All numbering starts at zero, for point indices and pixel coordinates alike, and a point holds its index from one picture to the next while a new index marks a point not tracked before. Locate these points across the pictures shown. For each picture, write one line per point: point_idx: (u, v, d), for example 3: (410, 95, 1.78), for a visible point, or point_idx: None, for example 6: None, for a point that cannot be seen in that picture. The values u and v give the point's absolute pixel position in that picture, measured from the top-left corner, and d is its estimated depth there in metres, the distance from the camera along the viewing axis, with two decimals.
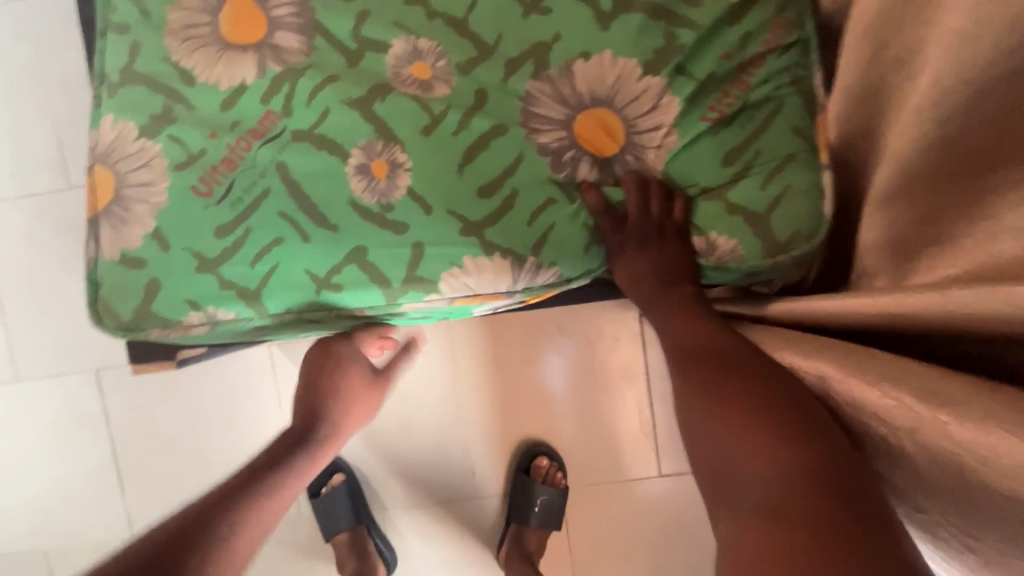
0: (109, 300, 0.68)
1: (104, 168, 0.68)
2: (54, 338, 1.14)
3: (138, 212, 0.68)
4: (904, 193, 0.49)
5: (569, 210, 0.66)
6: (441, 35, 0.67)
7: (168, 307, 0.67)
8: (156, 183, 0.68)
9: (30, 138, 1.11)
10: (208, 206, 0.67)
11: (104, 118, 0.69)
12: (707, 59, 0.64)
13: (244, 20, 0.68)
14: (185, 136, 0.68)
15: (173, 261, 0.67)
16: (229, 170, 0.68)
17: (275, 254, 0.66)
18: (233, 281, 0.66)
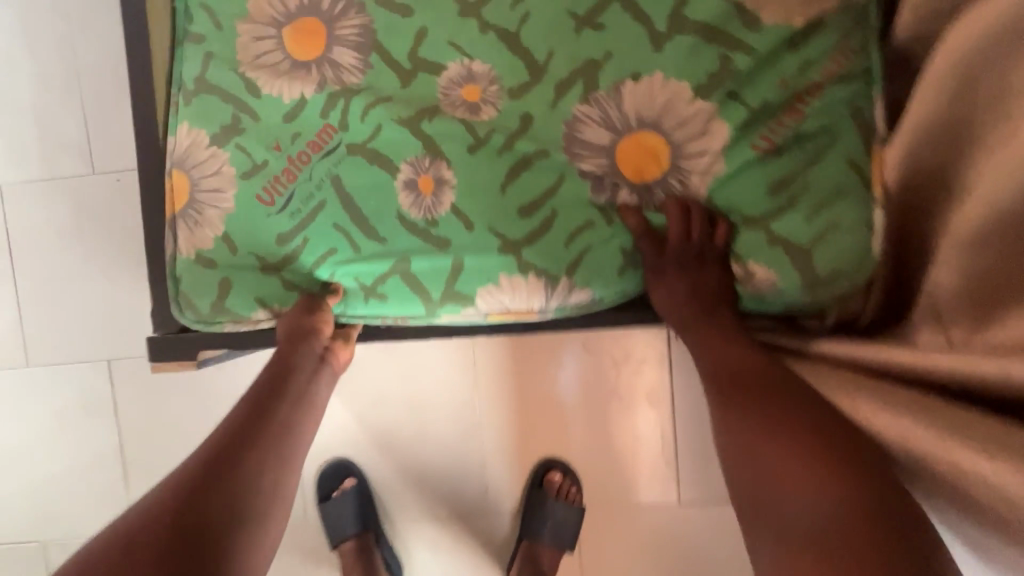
0: (188, 296, 0.69)
1: (182, 174, 0.69)
2: (68, 325, 1.12)
3: (211, 217, 0.69)
4: (972, 243, 0.48)
5: (607, 232, 0.64)
6: (493, 47, 0.65)
7: (240, 304, 0.68)
8: (225, 191, 0.68)
9: (58, 121, 1.09)
10: (271, 214, 0.68)
11: (181, 124, 0.69)
12: (764, 87, 0.61)
13: (305, 39, 0.67)
14: (250, 145, 0.68)
15: (243, 264, 0.69)
16: (290, 181, 0.68)
17: (330, 263, 0.67)
18: (297, 284, 0.68)
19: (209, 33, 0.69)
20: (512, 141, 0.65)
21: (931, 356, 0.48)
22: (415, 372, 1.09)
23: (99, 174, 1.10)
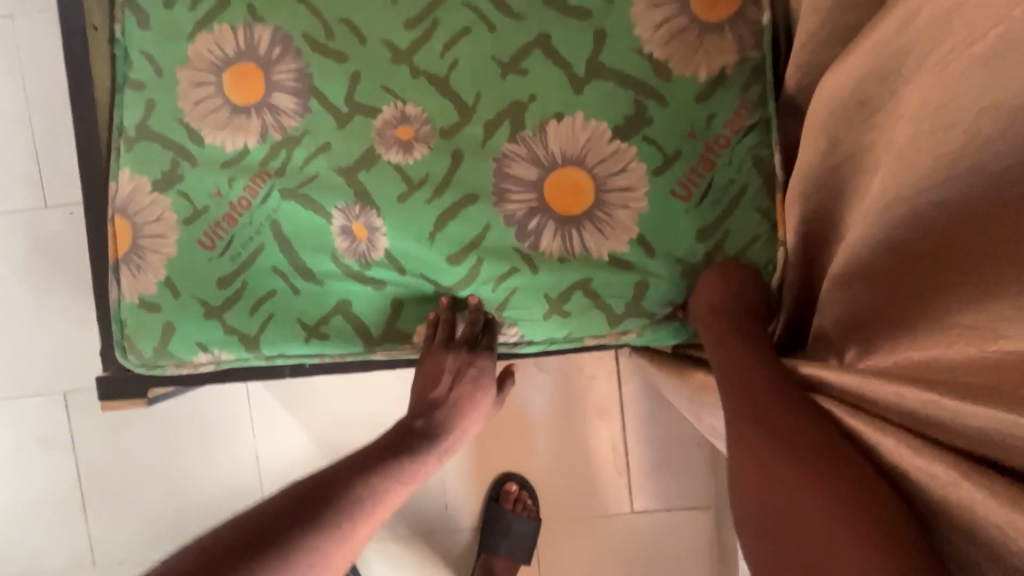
0: (133, 339, 0.71)
1: (123, 220, 0.72)
2: (23, 359, 1.12)
3: (153, 261, 0.71)
4: (861, 278, 0.51)
5: (534, 277, 0.68)
6: (424, 94, 0.68)
7: (182, 349, 0.71)
8: (168, 235, 0.71)
9: (9, 154, 1.10)
10: (212, 259, 0.71)
11: (122, 171, 0.72)
12: (674, 133, 0.66)
13: (242, 85, 0.70)
14: (192, 191, 0.71)
15: (185, 308, 0.71)
16: (230, 227, 0.71)
17: (269, 305, 0.70)
18: (235, 327, 0.70)
19: (154, 81, 0.73)
20: (446, 179, 0.68)
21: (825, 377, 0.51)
22: (369, 394, 1.11)
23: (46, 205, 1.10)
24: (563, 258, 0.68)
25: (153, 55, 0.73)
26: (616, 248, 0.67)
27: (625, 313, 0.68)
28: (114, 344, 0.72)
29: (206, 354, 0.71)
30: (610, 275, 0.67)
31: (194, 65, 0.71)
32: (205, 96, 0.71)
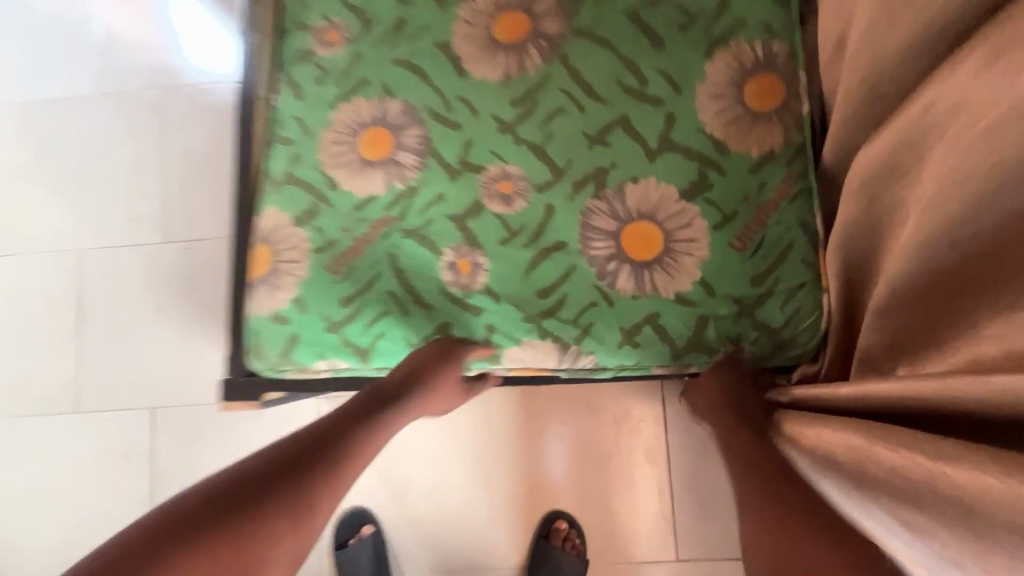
0: (261, 345, 0.83)
1: (266, 246, 0.87)
2: (127, 374, 1.25)
3: (287, 281, 0.85)
4: (903, 300, 0.62)
5: (610, 310, 0.79)
6: (524, 159, 0.84)
7: (304, 356, 0.82)
8: (302, 261, 0.85)
9: (149, 198, 1.30)
10: (336, 282, 0.84)
11: (268, 208, 0.88)
12: (731, 197, 0.80)
13: (376, 145, 0.88)
14: (325, 227, 0.86)
15: (310, 322, 0.83)
16: (355, 257, 0.84)
17: (381, 324, 0.82)
18: (354, 340, 0.82)
19: (303, 140, 0.91)
20: (539, 225, 0.82)
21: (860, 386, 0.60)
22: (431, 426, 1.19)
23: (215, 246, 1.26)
24: (636, 295, 0.79)
25: (308, 121, 0.92)
26: (681, 289, 0.79)
27: (687, 346, 0.79)
28: (244, 348, 0.84)
29: (324, 362, 0.83)
30: (675, 312, 0.79)
31: (340, 130, 0.90)
32: (347, 154, 0.89)
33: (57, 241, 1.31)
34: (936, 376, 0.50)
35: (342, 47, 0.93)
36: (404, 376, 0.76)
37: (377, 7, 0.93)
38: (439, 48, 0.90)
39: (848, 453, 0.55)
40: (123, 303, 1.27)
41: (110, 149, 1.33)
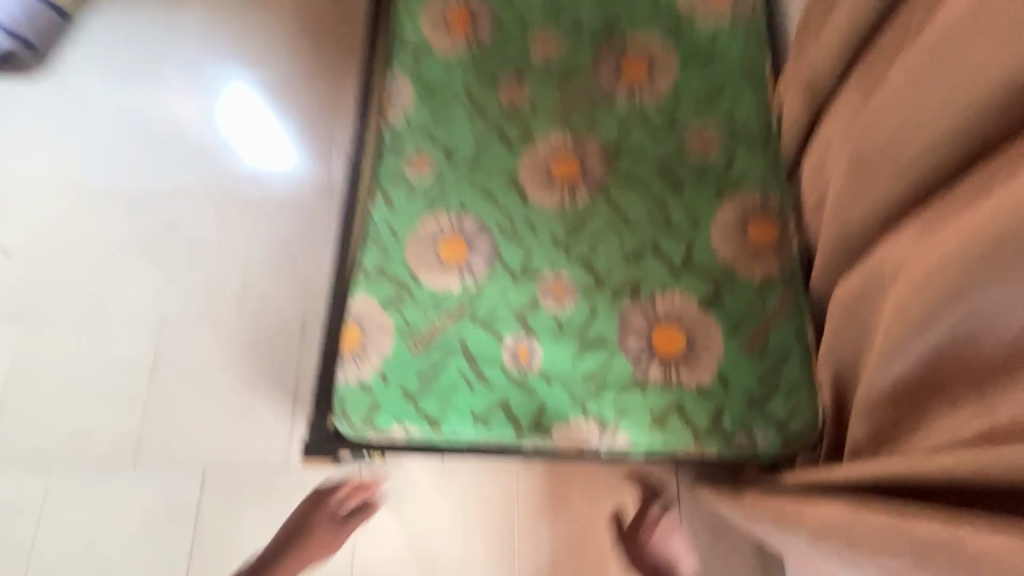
0: (346, 409, 0.97)
1: (355, 325, 1.04)
2: (186, 433, 1.37)
3: (372, 356, 1.01)
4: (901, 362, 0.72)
5: (643, 397, 0.96)
6: (573, 269, 1.05)
7: (383, 421, 0.96)
8: (386, 339, 1.02)
9: (231, 277, 1.52)
10: (414, 358, 1.00)
11: (360, 294, 1.07)
12: (740, 309, 1.00)
13: (453, 250, 1.09)
14: (407, 312, 1.05)
15: (390, 392, 0.98)
16: (432, 338, 1.02)
17: (451, 396, 0.98)
18: (426, 409, 0.97)
19: (391, 241, 1.12)
20: (584, 324, 1.01)
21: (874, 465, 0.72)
22: (463, 498, 1.29)
23: (303, 320, 1.47)
24: (664, 386, 0.96)
25: (396, 226, 1.13)
26: (701, 382, 0.96)
27: (708, 430, 0.94)
28: (331, 411, 0.98)
29: (399, 428, 0.97)
30: (697, 400, 0.95)
31: (423, 236, 1.12)
32: (428, 255, 1.10)
33: (141, 309, 1.48)
34: (925, 454, 0.66)
35: (429, 173, 1.18)
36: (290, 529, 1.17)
37: (460, 145, 1.20)
38: (508, 181, 1.15)
39: (861, 510, 0.66)
40: (209, 367, 1.43)
41: (203, 235, 1.56)
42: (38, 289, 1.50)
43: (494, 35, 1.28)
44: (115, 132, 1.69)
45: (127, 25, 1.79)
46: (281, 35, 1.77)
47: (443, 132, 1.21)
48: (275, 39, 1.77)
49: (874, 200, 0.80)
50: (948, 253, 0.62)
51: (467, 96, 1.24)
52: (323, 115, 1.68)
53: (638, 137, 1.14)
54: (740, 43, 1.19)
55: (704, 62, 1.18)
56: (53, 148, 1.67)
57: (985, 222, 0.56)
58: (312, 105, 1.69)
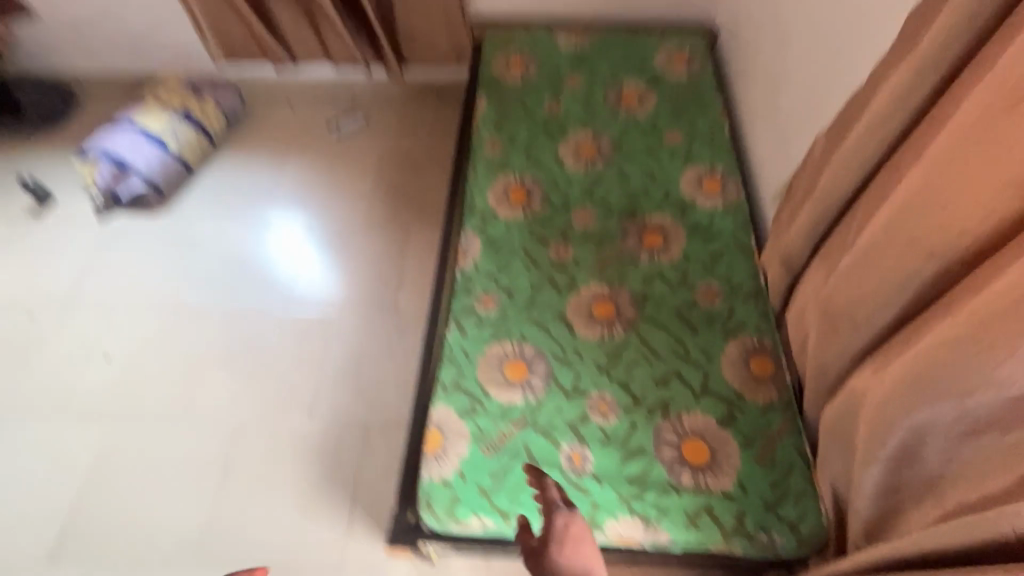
0: (431, 501, 1.18)
1: (437, 430, 1.26)
2: (249, 533, 1.49)
3: (451, 457, 1.22)
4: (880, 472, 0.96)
5: (678, 499, 1.17)
6: (614, 389, 1.31)
7: (463, 512, 1.16)
8: (463, 442, 1.24)
9: (302, 387, 1.73)
10: (488, 460, 1.22)
11: (440, 404, 1.30)
12: (750, 428, 1.25)
13: (516, 370, 1.36)
14: (480, 420, 1.28)
15: (468, 488, 1.19)
16: (502, 443, 1.24)
17: (519, 493, 1.18)
18: (500, 504, 1.17)
19: (465, 361, 1.38)
20: (626, 435, 1.24)
21: (879, 548, 0.91)
22: None
23: (365, 428, 1.66)
24: (694, 490, 1.17)
25: (468, 350, 1.41)
26: (724, 487, 1.18)
27: (733, 529, 1.14)
28: (418, 503, 1.19)
29: (476, 519, 1.16)
30: (722, 503, 1.16)
31: (491, 358, 1.38)
32: (495, 374, 1.35)
33: (219, 414, 1.67)
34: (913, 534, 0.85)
35: (494, 308, 1.48)
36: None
37: (519, 288, 1.52)
38: (558, 317, 1.46)
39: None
40: (277, 468, 1.59)
41: (279, 350, 1.81)
42: (131, 391, 1.71)
43: (544, 206, 1.68)
44: (214, 258, 2.02)
45: (235, 179, 2.22)
46: (363, 191, 2.20)
47: (505, 277, 1.54)
48: (356, 193, 2.20)
49: (841, 346, 1.10)
50: (893, 384, 0.91)
51: (524, 251, 1.59)
52: (392, 254, 2.04)
53: (659, 288, 1.48)
54: (731, 224, 1.59)
55: (706, 236, 1.57)
56: (160, 269, 1.98)
57: (914, 355, 0.86)
58: (383, 246, 2.06)
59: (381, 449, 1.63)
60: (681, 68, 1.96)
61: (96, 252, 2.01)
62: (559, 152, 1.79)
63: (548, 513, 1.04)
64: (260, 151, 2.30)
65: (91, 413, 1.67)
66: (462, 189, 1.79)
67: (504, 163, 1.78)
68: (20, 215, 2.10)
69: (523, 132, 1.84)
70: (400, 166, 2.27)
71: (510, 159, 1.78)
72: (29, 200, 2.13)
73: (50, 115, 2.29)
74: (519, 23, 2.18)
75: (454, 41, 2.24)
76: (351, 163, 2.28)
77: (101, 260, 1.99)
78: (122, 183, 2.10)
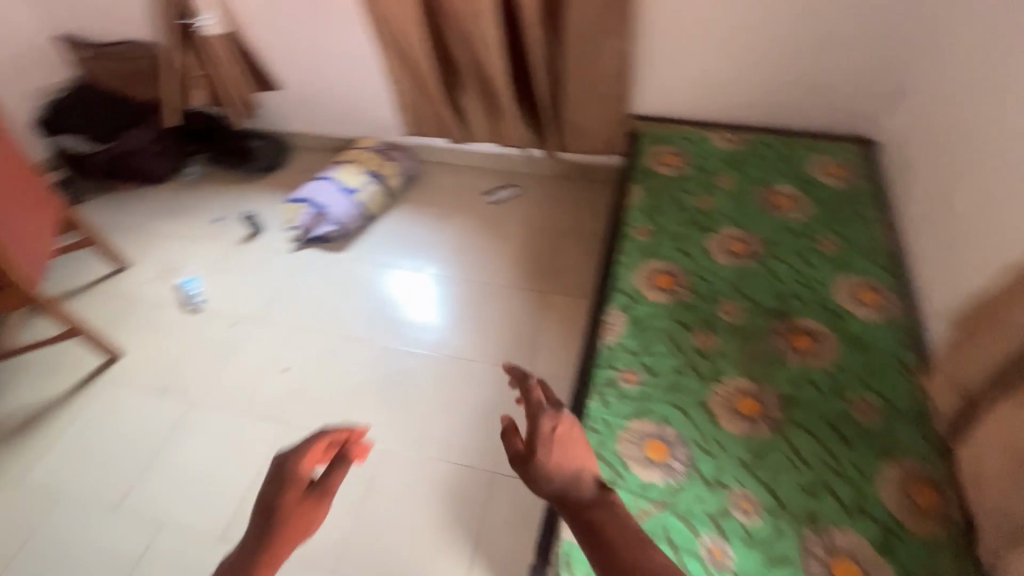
0: (571, 563, 1.23)
1: None
2: (381, 554, 1.63)
3: None
4: None
5: None
6: (758, 489, 1.32)
7: None
8: None
9: (439, 426, 1.89)
10: None
11: None
12: (909, 561, 1.20)
13: (656, 450, 1.41)
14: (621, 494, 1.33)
15: None
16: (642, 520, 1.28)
17: None
18: None
19: (606, 432, 1.46)
20: (771, 540, 1.24)
21: None
22: None
23: (492, 477, 1.76)
24: None
25: (609, 421, 1.48)
26: None
27: None
28: (556, 562, 1.24)
29: None
30: None
31: (632, 433, 1.45)
32: (636, 450, 1.41)
33: (367, 438, 1.88)
34: None
35: (636, 385, 1.56)
36: (265, 510, 0.82)
37: (662, 370, 1.59)
38: (700, 405, 1.50)
39: None
40: (411, 499, 1.73)
41: (423, 387, 2.00)
42: (300, 404, 1.98)
43: (690, 294, 1.76)
44: (377, 296, 2.31)
45: (402, 231, 2.57)
46: (509, 255, 2.43)
47: (647, 357, 1.62)
48: (503, 256, 2.43)
49: None
50: None
51: (667, 335, 1.67)
52: (530, 316, 2.20)
53: (808, 393, 1.48)
54: (890, 338, 1.56)
55: (861, 347, 1.55)
56: (333, 301, 2.30)
57: None
58: (522, 307, 2.24)
59: (504, 501, 1.71)
60: (836, 178, 2.01)
61: (286, 279, 2.39)
62: (707, 245, 1.88)
63: (532, 416, 0.92)
64: (425, 212, 2.65)
65: (267, 416, 1.95)
66: (609, 268, 1.94)
67: (651, 249, 1.90)
68: (235, 242, 2.56)
69: (672, 222, 1.97)
70: (544, 236, 2.49)
71: (657, 247, 1.91)
72: (244, 230, 2.60)
73: (271, 165, 2.85)
74: (674, 122, 2.37)
75: (602, 130, 2.41)
76: (501, 230, 2.55)
77: (290, 286, 2.37)
78: (317, 224, 2.50)
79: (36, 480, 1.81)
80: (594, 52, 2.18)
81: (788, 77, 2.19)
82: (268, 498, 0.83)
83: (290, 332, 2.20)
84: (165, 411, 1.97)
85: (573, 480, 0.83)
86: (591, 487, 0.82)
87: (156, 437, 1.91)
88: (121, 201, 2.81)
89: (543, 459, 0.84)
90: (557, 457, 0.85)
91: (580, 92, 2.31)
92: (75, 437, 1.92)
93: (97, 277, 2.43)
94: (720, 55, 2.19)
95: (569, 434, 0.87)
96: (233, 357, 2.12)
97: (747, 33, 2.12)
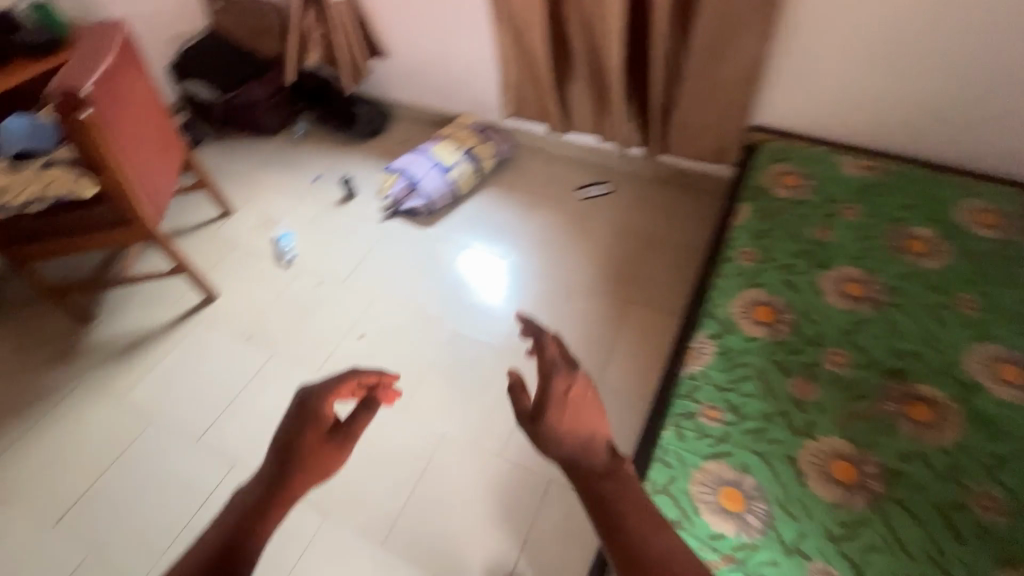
0: None
1: None
2: (426, 533, 1.66)
3: None
4: None
5: None
6: (843, 567, 1.20)
7: None
8: None
9: (500, 419, 1.88)
10: None
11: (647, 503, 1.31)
12: None
13: (731, 499, 1.31)
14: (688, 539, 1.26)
15: None
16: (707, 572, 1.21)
17: None
18: None
19: (679, 468, 1.38)
20: None
21: None
22: None
23: (547, 483, 1.73)
24: None
25: (683, 457, 1.40)
26: None
27: None
28: None
29: None
30: None
31: (706, 475, 1.36)
32: (709, 495, 1.32)
33: (430, 418, 1.89)
34: None
35: (718, 423, 1.45)
36: (280, 447, 0.71)
37: (749, 412, 1.47)
38: (788, 459, 1.37)
39: None
40: (465, 488, 1.74)
41: (490, 378, 1.99)
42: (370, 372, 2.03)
43: (792, 334, 1.61)
44: (456, 277, 2.31)
45: (488, 214, 2.54)
46: (593, 255, 2.34)
47: (734, 396, 1.50)
48: (587, 256, 2.35)
49: None
50: None
51: (760, 376, 1.54)
52: (608, 323, 2.12)
53: (918, 471, 1.31)
54: None
55: (993, 431, 1.36)
56: (414, 276, 2.33)
57: None
58: (600, 312, 2.16)
59: (557, 510, 1.68)
60: (989, 228, 1.75)
61: (372, 247, 2.45)
62: (819, 282, 1.71)
63: (541, 373, 0.71)
64: (514, 197, 2.61)
65: None
66: (703, 291, 1.82)
67: (755, 278, 1.75)
68: (331, 203, 2.65)
69: (782, 251, 1.80)
70: (633, 241, 2.38)
71: (762, 276, 1.75)
72: (339, 193, 2.68)
73: (373, 131, 2.92)
74: (798, 138, 2.16)
75: (716, 135, 2.27)
76: (590, 228, 2.46)
77: (375, 254, 2.42)
78: (408, 198, 2.53)
79: (135, 399, 1.98)
80: (723, 53, 2.02)
81: (947, 103, 1.92)
82: (284, 435, 0.72)
83: (370, 300, 2.26)
84: (250, 356, 2.09)
85: (586, 447, 0.67)
86: (604, 455, 0.68)
87: (239, 380, 2.03)
88: (233, 149, 2.98)
89: (555, 422, 0.67)
90: (570, 422, 0.68)
91: (699, 94, 2.16)
92: (170, 367, 2.07)
93: (205, 219, 2.60)
94: (869, 71, 1.96)
95: (588, 398, 0.69)
96: (316, 315, 2.21)
97: (906, 50, 1.87)
